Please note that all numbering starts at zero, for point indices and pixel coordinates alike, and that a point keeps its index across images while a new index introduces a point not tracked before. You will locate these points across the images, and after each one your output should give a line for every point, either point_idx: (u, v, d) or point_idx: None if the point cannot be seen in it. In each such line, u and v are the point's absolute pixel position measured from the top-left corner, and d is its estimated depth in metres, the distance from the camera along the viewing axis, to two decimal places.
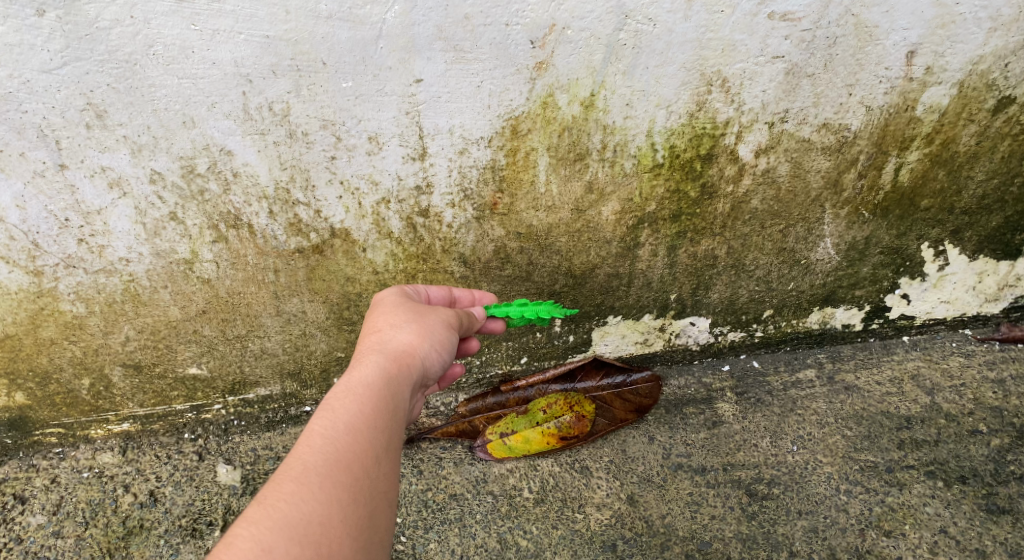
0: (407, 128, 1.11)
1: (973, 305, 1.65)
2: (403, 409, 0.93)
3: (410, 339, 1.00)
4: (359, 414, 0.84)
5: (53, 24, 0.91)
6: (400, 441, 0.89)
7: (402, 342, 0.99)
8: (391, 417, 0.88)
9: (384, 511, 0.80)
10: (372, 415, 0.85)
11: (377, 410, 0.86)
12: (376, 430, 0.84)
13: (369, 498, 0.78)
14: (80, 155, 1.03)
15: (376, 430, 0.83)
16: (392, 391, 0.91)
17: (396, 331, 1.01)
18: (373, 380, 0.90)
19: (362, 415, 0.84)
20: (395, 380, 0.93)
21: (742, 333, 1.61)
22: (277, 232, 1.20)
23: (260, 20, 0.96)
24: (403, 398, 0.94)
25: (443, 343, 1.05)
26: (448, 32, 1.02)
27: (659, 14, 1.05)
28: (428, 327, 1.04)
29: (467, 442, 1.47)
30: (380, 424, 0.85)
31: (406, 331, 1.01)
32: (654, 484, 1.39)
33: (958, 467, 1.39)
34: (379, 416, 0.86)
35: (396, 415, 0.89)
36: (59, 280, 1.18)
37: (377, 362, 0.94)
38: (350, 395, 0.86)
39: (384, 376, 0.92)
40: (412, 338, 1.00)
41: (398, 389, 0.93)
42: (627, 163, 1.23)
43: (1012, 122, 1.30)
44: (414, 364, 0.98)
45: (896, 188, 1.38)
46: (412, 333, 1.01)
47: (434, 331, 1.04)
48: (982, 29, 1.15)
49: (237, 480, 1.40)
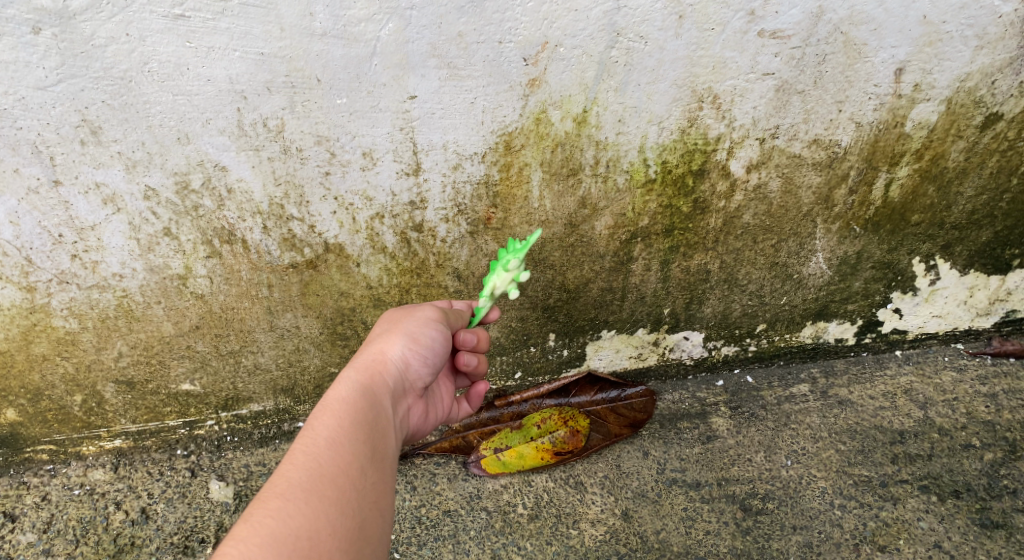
0: (401, 144, 1.12)
1: (965, 319, 1.66)
2: (385, 421, 0.93)
3: (382, 348, 1.01)
4: (339, 427, 0.84)
5: (49, 42, 0.92)
6: (385, 452, 0.89)
7: (377, 354, 1.01)
8: (372, 429, 0.89)
9: (375, 520, 0.79)
10: (351, 428, 0.85)
11: (356, 422, 0.87)
12: (357, 443, 0.84)
13: (358, 507, 0.78)
14: (74, 171, 1.04)
15: (356, 442, 0.84)
16: (369, 402, 0.92)
17: (371, 346, 1.03)
18: (351, 395, 0.91)
19: (342, 430, 0.84)
20: (372, 391, 0.94)
21: (735, 347, 1.61)
22: (271, 247, 1.20)
23: (255, 37, 0.97)
24: (383, 407, 0.94)
25: (422, 341, 1.05)
26: (442, 49, 1.03)
27: (650, 32, 1.07)
28: (401, 331, 1.05)
29: (461, 458, 1.46)
30: (361, 436, 0.85)
31: (378, 341, 1.03)
32: (648, 499, 1.38)
33: (952, 482, 1.39)
34: (359, 429, 0.86)
35: (378, 429, 0.90)
36: (52, 296, 1.18)
37: (351, 377, 0.95)
38: (328, 412, 0.86)
39: (360, 389, 0.93)
40: (383, 346, 1.02)
41: (376, 400, 0.94)
42: (620, 179, 1.24)
43: (1000, 138, 1.32)
44: (388, 372, 0.99)
45: (887, 204, 1.39)
46: (384, 341, 1.02)
47: (410, 333, 1.04)
48: (968, 47, 1.17)
49: (229, 497, 1.39)
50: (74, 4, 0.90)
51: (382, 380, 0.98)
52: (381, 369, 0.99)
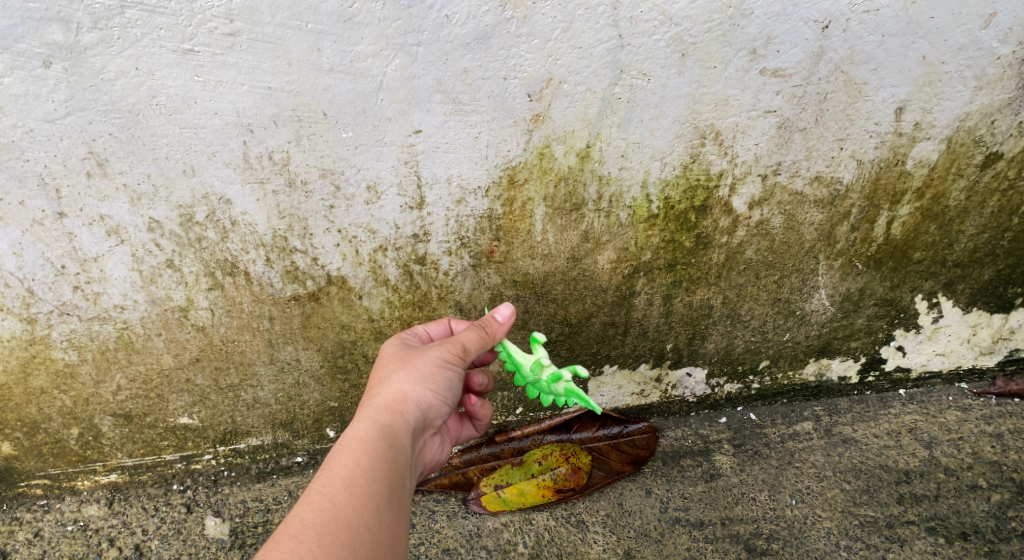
0: (406, 178, 1.12)
1: (968, 357, 1.65)
2: (405, 458, 0.93)
3: (402, 387, 0.99)
4: (357, 467, 0.83)
5: (59, 75, 0.93)
6: (402, 490, 0.89)
7: (395, 391, 0.98)
8: (391, 467, 0.88)
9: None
10: (369, 467, 0.84)
11: (375, 461, 0.86)
12: (374, 482, 0.84)
13: (372, 551, 0.78)
14: (79, 203, 1.04)
15: (374, 482, 0.83)
16: (388, 441, 0.91)
17: (389, 381, 1.00)
18: (371, 434, 0.90)
19: (360, 468, 0.84)
20: (392, 431, 0.93)
21: (738, 384, 1.60)
22: (273, 280, 1.20)
23: (262, 71, 0.98)
24: (403, 446, 0.93)
25: (439, 381, 1.02)
26: (447, 85, 1.04)
27: (653, 70, 1.08)
28: (419, 368, 1.02)
29: (460, 494, 1.44)
30: (379, 475, 0.85)
31: (395, 380, 1.00)
32: (651, 538, 1.37)
33: (960, 523, 1.37)
34: (377, 468, 0.85)
35: (396, 467, 0.89)
36: (52, 327, 1.18)
37: (369, 416, 0.94)
38: (345, 450, 0.86)
39: (378, 426, 0.92)
40: (402, 385, 0.99)
41: (395, 439, 0.92)
42: (623, 214, 1.24)
43: (1000, 177, 1.32)
44: (409, 411, 0.97)
45: (889, 241, 1.39)
46: (402, 379, 1.00)
47: (428, 373, 1.01)
48: (967, 87, 1.18)
49: (225, 534, 1.38)
50: (86, 39, 0.91)
51: (403, 419, 0.96)
52: (402, 408, 0.97)
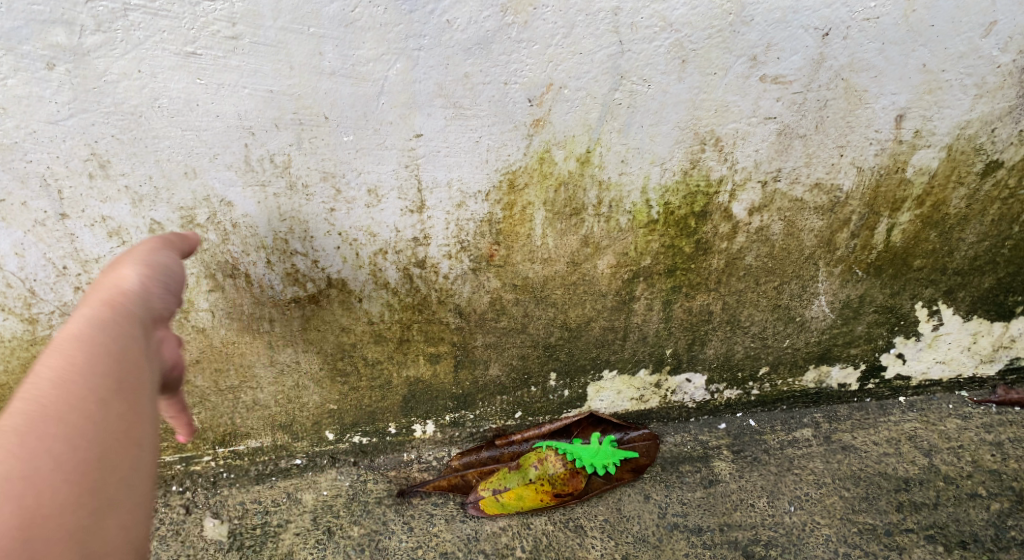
0: (406, 181, 1.13)
1: (969, 365, 1.65)
2: (137, 383, 0.57)
3: (114, 275, 0.69)
4: (69, 362, 0.53)
5: (62, 77, 0.93)
6: (137, 433, 0.53)
7: (126, 280, 0.69)
8: (121, 364, 0.57)
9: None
10: (87, 362, 0.54)
11: (98, 350, 0.56)
12: (75, 421, 0.49)
13: (98, 470, 0.48)
14: (81, 205, 1.04)
15: (92, 406, 0.51)
16: (116, 332, 0.60)
17: (121, 265, 0.72)
18: (59, 366, 0.53)
19: (74, 362, 0.54)
20: (119, 323, 0.61)
21: (738, 390, 1.60)
22: (274, 282, 1.20)
23: (264, 75, 0.98)
24: (141, 337, 0.63)
25: (153, 263, 0.75)
26: (448, 90, 1.05)
27: (653, 76, 1.08)
28: (119, 258, 0.75)
29: (458, 497, 1.45)
30: (100, 368, 0.55)
31: (101, 275, 0.70)
32: (649, 544, 1.36)
33: (958, 532, 1.36)
34: (96, 361, 0.55)
35: (136, 362, 0.59)
36: (54, 327, 1.18)
37: (77, 312, 0.61)
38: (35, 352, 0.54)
39: (92, 327, 0.59)
40: (111, 275, 0.69)
41: (129, 329, 0.62)
42: (622, 219, 1.25)
43: (1000, 185, 1.33)
44: (133, 301, 0.66)
45: (889, 248, 1.39)
46: (106, 273, 0.70)
47: (143, 257, 0.75)
48: (967, 95, 1.19)
49: (224, 535, 1.37)
50: (90, 41, 0.91)
51: (131, 310, 0.65)
52: (122, 298, 0.65)
